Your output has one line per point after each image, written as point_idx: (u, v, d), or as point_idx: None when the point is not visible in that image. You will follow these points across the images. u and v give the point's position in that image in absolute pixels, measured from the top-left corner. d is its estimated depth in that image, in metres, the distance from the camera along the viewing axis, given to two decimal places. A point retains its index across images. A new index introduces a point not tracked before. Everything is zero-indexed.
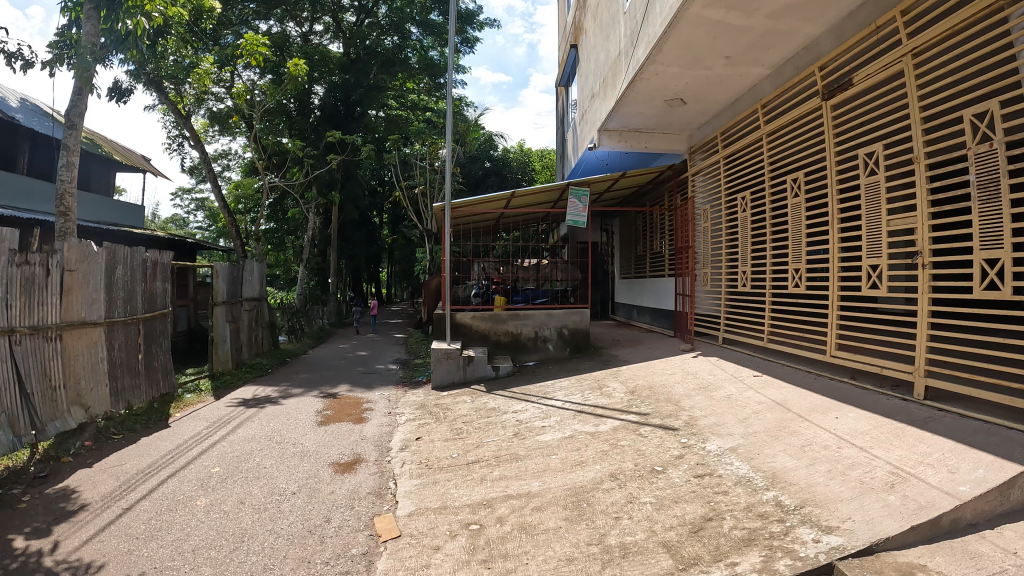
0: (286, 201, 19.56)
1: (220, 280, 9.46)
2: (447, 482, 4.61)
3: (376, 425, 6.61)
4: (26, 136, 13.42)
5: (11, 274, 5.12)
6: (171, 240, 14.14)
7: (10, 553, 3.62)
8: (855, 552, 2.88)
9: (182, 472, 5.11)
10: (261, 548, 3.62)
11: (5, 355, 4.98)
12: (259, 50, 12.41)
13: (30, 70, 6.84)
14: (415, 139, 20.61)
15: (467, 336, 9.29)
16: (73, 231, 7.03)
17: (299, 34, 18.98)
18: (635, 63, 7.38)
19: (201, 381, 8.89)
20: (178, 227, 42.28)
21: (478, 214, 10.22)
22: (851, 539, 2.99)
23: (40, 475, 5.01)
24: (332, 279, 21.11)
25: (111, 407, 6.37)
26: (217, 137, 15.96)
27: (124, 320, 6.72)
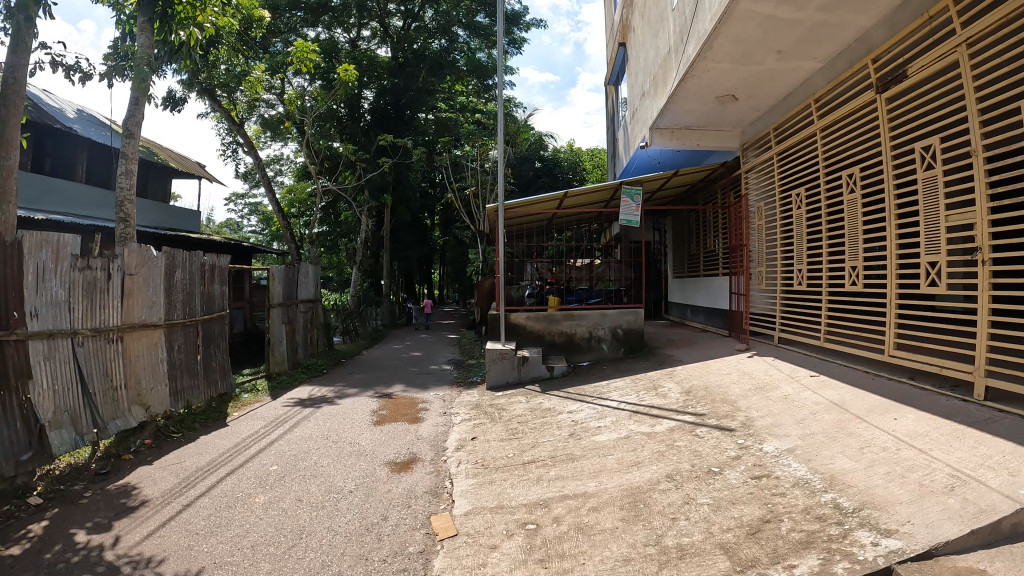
0: (339, 204, 19.83)
1: (276, 282, 9.64)
2: (503, 481, 4.60)
3: (431, 425, 6.62)
4: (85, 147, 13.76)
5: (73, 279, 5.27)
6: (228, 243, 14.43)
7: (73, 547, 3.77)
8: (915, 555, 2.81)
9: (241, 470, 5.20)
10: (319, 544, 3.67)
11: (68, 357, 5.14)
12: (309, 57, 12.56)
13: (88, 81, 7.01)
14: (466, 141, 20.64)
15: (522, 336, 9.28)
16: (133, 236, 7.20)
17: (347, 40, 19.16)
18: (683, 62, 7.31)
19: (257, 382, 9.06)
20: (232, 233, 43.10)
21: (529, 214, 10.20)
22: (911, 542, 2.91)
23: (101, 472, 5.17)
24: (385, 281, 21.30)
25: (170, 407, 6.52)
26: (269, 142, 16.24)
27: (183, 322, 6.87)
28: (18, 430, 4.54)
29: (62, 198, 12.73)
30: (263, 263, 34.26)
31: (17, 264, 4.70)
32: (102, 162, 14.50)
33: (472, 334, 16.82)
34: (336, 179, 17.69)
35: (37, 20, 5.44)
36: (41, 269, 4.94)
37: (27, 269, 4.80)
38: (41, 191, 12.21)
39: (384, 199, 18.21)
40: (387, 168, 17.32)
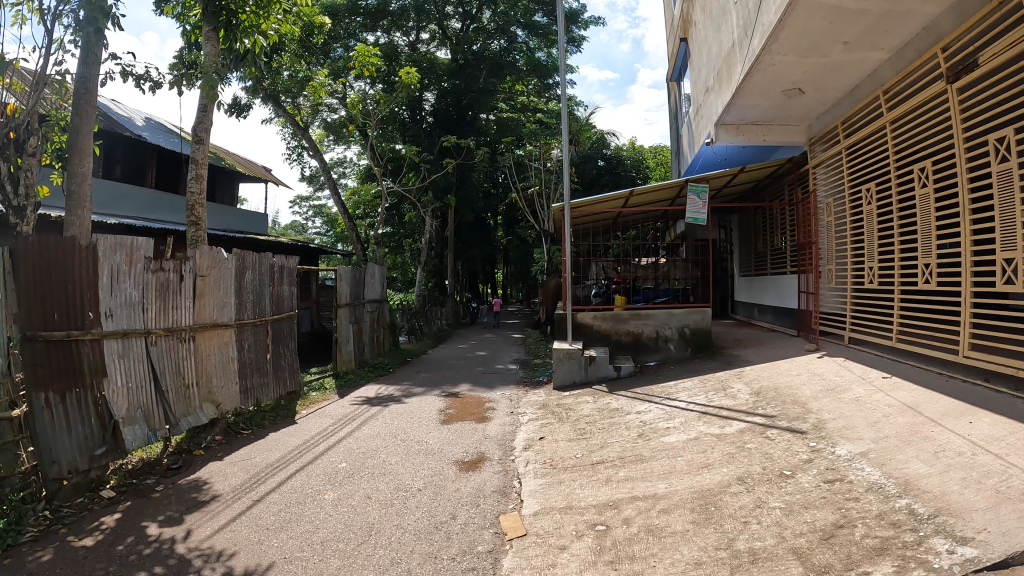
0: (404, 204, 20.04)
1: (344, 283, 9.79)
2: (572, 481, 4.58)
3: (498, 424, 6.62)
4: (154, 154, 14.16)
5: (147, 281, 5.42)
6: (296, 245, 14.65)
7: (147, 540, 3.88)
8: (991, 565, 2.69)
9: (310, 466, 5.28)
10: (388, 542, 3.69)
11: (142, 356, 5.30)
12: (371, 60, 12.69)
13: (158, 90, 7.21)
14: (529, 141, 20.61)
15: (589, 335, 9.24)
16: (204, 239, 7.37)
17: (406, 43, 19.30)
18: (748, 55, 7.15)
19: (326, 380, 9.23)
20: (298, 235, 43.92)
21: (593, 213, 10.15)
22: (987, 551, 2.79)
23: (173, 467, 5.32)
24: (449, 281, 21.46)
25: (241, 404, 6.66)
26: (333, 145, 16.45)
27: (253, 322, 7.02)
28: (92, 426, 4.72)
29: (134, 203, 13.13)
30: (330, 265, 34.84)
31: (91, 266, 4.85)
32: (172, 168, 14.91)
33: (537, 334, 16.77)
34: (399, 181, 17.85)
35: (105, 32, 5.61)
36: (115, 272, 5.08)
37: (102, 271, 4.95)
38: (113, 197, 12.60)
39: (447, 199, 18.33)
40: (450, 169, 17.44)
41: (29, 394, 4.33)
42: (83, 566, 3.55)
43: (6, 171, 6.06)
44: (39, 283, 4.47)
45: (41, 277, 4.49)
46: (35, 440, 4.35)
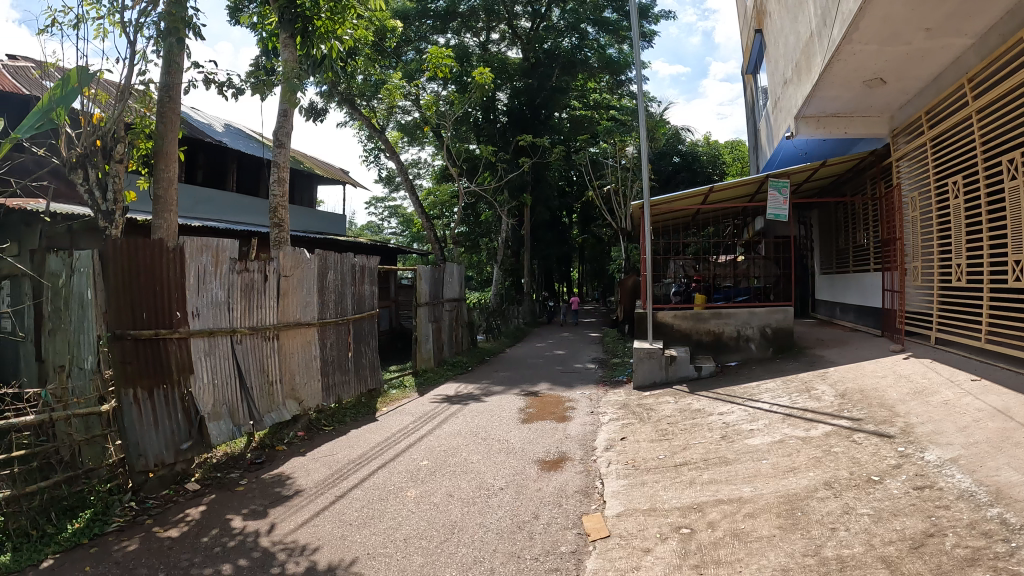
0: (480, 204, 20.17)
1: (423, 282, 9.90)
2: (655, 483, 4.54)
3: (579, 424, 6.61)
4: (234, 159, 14.52)
5: (232, 281, 5.57)
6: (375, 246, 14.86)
7: (232, 532, 4.00)
8: None
9: (392, 463, 5.34)
10: (471, 540, 3.71)
11: (227, 353, 5.47)
12: (444, 61, 12.76)
13: (240, 96, 7.42)
14: (604, 138, 20.46)
15: (669, 334, 9.14)
16: (287, 240, 7.52)
17: (477, 44, 19.32)
18: (828, 46, 6.95)
19: (406, 378, 9.37)
20: (373, 235, 44.58)
21: (671, 210, 10.03)
22: None
23: (257, 461, 5.47)
24: (526, 280, 21.51)
25: (322, 401, 6.81)
26: (409, 147, 16.62)
27: (336, 321, 7.17)
28: (179, 421, 4.89)
29: (218, 207, 13.51)
30: (407, 265, 35.32)
31: (179, 267, 5.02)
32: (253, 172, 15.33)
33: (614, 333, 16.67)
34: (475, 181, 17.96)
35: (186, 41, 5.90)
36: (202, 273, 5.24)
37: (189, 272, 5.12)
38: (198, 201, 13.04)
39: (524, 199, 18.44)
40: (527, 168, 17.50)
41: (119, 389, 4.53)
42: (169, 557, 3.68)
43: (96, 177, 6.33)
44: (129, 283, 4.66)
45: (131, 278, 4.67)
46: (123, 433, 4.54)
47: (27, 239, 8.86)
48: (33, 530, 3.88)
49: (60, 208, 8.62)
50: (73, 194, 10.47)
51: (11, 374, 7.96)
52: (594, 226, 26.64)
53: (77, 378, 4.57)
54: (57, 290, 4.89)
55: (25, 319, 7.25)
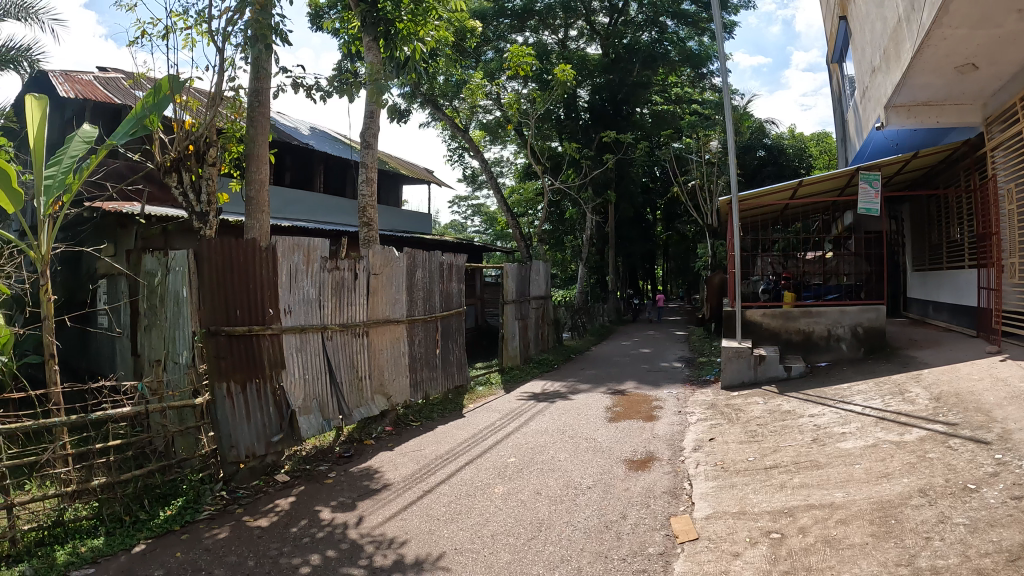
0: (564, 202, 20.18)
1: (510, 280, 9.99)
2: (745, 486, 4.48)
3: (667, 423, 6.58)
4: (321, 160, 14.87)
5: (323, 279, 5.73)
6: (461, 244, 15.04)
7: (321, 524, 4.13)
8: None
9: (479, 460, 5.41)
10: (558, 538, 3.74)
11: (318, 350, 5.64)
12: (525, 60, 12.81)
13: (328, 98, 7.61)
14: (687, 133, 20.18)
15: (758, 333, 8.98)
16: (376, 239, 7.70)
17: (556, 41, 19.24)
18: (917, 31, 6.69)
19: (493, 376, 9.49)
20: (457, 233, 45.02)
21: (757, 206, 9.87)
22: None
23: (345, 454, 5.63)
24: (610, 278, 21.42)
25: (410, 397, 6.96)
26: (492, 145, 16.73)
27: (424, 318, 7.31)
28: (270, 415, 5.07)
29: (307, 207, 13.92)
30: (492, 262, 35.62)
31: (272, 266, 5.19)
32: (340, 173, 15.69)
33: (701, 331, 16.45)
34: (559, 179, 17.98)
35: (273, 47, 5.99)
36: (294, 271, 5.41)
37: (281, 270, 5.28)
38: (288, 201, 13.43)
39: (608, 196, 18.42)
40: (611, 165, 17.42)
41: (212, 383, 4.70)
42: (260, 545, 3.83)
43: (190, 180, 6.65)
44: (223, 280, 4.84)
45: (225, 276, 4.85)
46: (216, 425, 4.73)
47: (126, 240, 9.29)
48: (125, 515, 4.12)
49: (156, 210, 9.00)
50: (167, 197, 10.92)
51: (111, 367, 8.37)
52: (679, 223, 26.25)
53: (173, 371, 4.99)
54: (152, 289, 5.31)
55: (123, 316, 7.61)
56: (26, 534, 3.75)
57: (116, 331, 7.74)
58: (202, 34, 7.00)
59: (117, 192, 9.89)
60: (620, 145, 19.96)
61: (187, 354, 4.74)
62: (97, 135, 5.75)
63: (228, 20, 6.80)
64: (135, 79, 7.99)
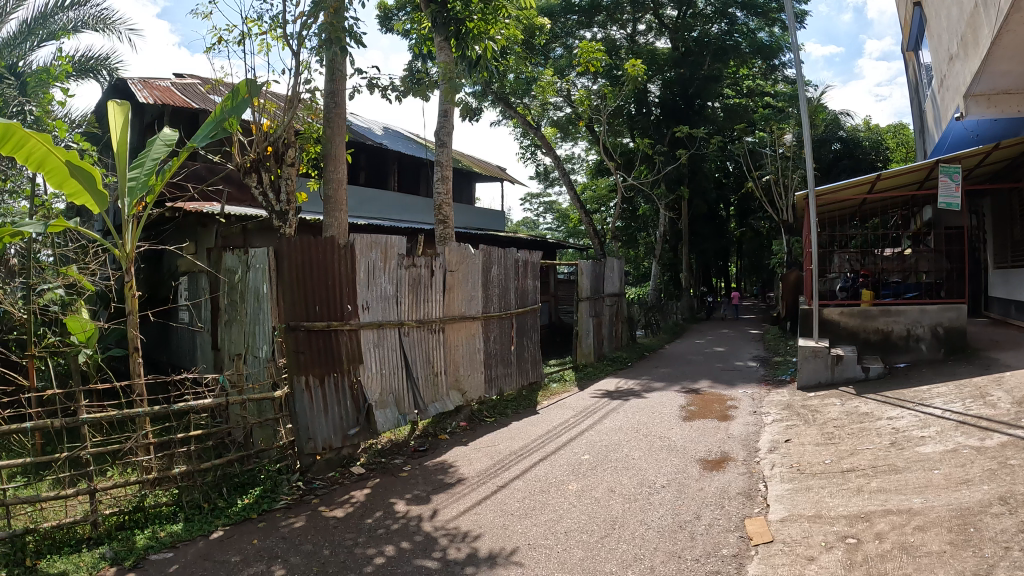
0: (636, 198, 20.05)
1: (585, 277, 10.03)
2: (821, 489, 4.43)
3: (742, 423, 6.53)
4: (395, 159, 15.13)
5: (401, 276, 5.87)
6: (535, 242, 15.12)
7: (396, 515, 4.25)
8: None
9: (554, 456, 5.47)
10: (632, 536, 3.78)
11: (395, 345, 5.79)
12: (595, 55, 12.77)
13: (403, 98, 7.78)
14: (760, 126, 19.82)
15: (835, 332, 8.82)
16: (451, 236, 7.83)
17: (624, 36, 19.08)
18: (996, 15, 6.45)
19: (567, 373, 9.56)
20: (529, 230, 45.14)
21: (834, 202, 9.66)
22: None
23: (420, 449, 5.76)
24: (684, 275, 21.23)
25: (484, 393, 7.07)
26: (564, 142, 16.74)
27: (499, 314, 7.42)
28: (347, 408, 5.22)
29: (384, 206, 14.20)
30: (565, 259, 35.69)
31: (350, 263, 5.33)
32: (414, 172, 15.94)
33: (777, 329, 16.18)
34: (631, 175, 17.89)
35: (347, 49, 6.15)
36: (372, 267, 5.55)
37: (360, 267, 5.43)
38: (364, 200, 13.73)
39: (682, 192, 18.33)
40: (684, 160, 17.25)
41: (291, 377, 4.89)
42: (337, 534, 3.97)
43: (270, 180, 6.86)
44: (303, 277, 5.01)
45: (305, 272, 5.02)
46: (294, 418, 4.91)
47: (206, 238, 9.62)
48: (205, 503, 4.33)
49: (235, 210, 9.30)
50: (246, 196, 11.27)
51: (192, 361, 8.69)
52: (753, 218, 25.78)
53: (254, 365, 5.18)
54: (233, 285, 5.53)
55: (204, 311, 7.90)
56: (108, 518, 3.98)
57: (197, 326, 8.04)
58: (277, 39, 7.25)
59: (199, 193, 10.28)
60: (693, 140, 19.71)
61: (268, 348, 4.93)
62: (178, 138, 5.93)
63: (302, 24, 7.03)
64: (214, 83, 8.33)
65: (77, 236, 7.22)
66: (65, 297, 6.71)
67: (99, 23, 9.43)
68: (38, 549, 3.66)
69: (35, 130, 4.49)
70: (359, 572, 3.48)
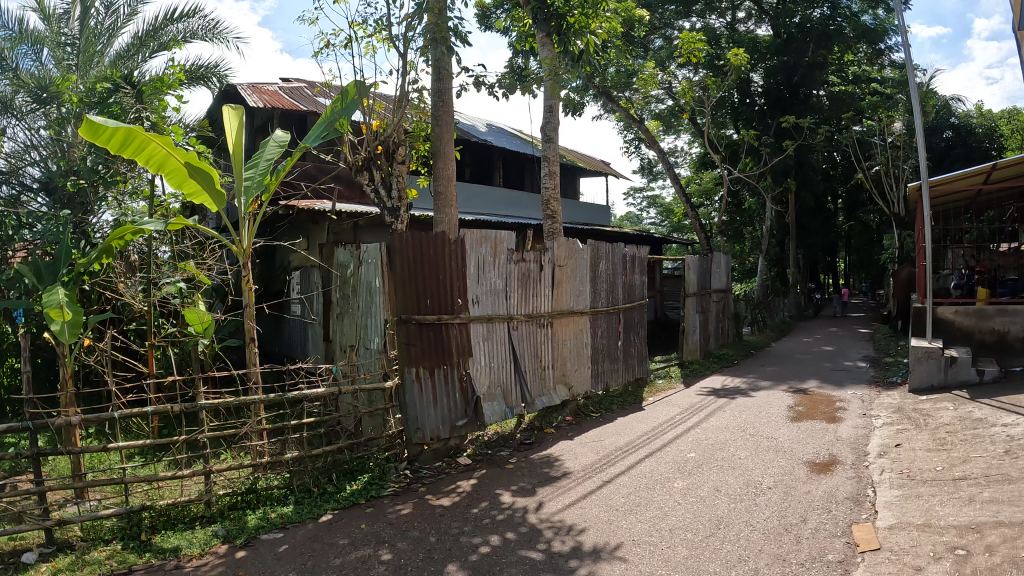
0: (742, 191, 19.66)
1: (691, 272, 9.97)
2: (931, 497, 4.30)
3: (851, 426, 6.38)
4: (500, 155, 15.33)
5: (510, 271, 6.00)
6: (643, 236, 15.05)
7: (503, 506, 4.39)
8: None
9: (659, 454, 5.49)
10: (736, 537, 3.79)
11: (504, 339, 5.93)
12: (696, 46, 12.59)
13: (509, 95, 7.91)
14: (869, 113, 19.08)
15: (949, 333, 8.46)
16: (559, 232, 7.92)
17: (724, 24, 18.58)
18: None
19: (673, 370, 9.53)
20: (632, 226, 44.77)
21: (950, 192, 9.24)
22: None
23: (525, 442, 5.89)
24: (792, 270, 20.68)
25: (591, 388, 7.15)
26: (668, 135, 16.58)
27: (607, 309, 7.47)
28: (455, 400, 5.40)
29: (489, 202, 14.41)
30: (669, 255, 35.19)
31: (460, 258, 5.49)
32: (518, 168, 16.13)
33: (889, 327, 15.57)
34: (736, 169, 17.55)
35: (453, 48, 6.31)
36: (481, 262, 5.70)
37: (470, 262, 5.58)
38: (470, 197, 13.99)
39: (788, 184, 17.90)
40: (790, 151, 16.82)
41: (401, 367, 5.11)
42: (443, 523, 4.14)
43: (381, 178, 7.12)
44: (414, 271, 5.20)
45: (416, 267, 5.21)
46: (403, 408, 5.12)
47: (319, 235, 10.06)
48: (314, 487, 4.59)
49: (348, 207, 9.67)
50: (355, 194, 11.69)
51: (304, 352, 9.10)
52: (863, 211, 24.85)
53: (366, 356, 5.41)
54: (345, 279, 5.79)
55: (316, 304, 8.26)
56: (222, 498, 4.30)
57: (309, 318, 8.41)
58: (383, 41, 7.54)
59: (312, 192, 10.74)
60: (800, 130, 19.13)
61: (379, 340, 5.13)
62: (291, 140, 6.18)
63: (408, 26, 7.29)
64: (324, 87, 8.73)
65: (195, 234, 7.65)
66: (184, 290, 7.16)
67: (208, 33, 9.86)
68: (153, 524, 4.03)
69: (155, 134, 4.84)
70: (464, 560, 3.63)
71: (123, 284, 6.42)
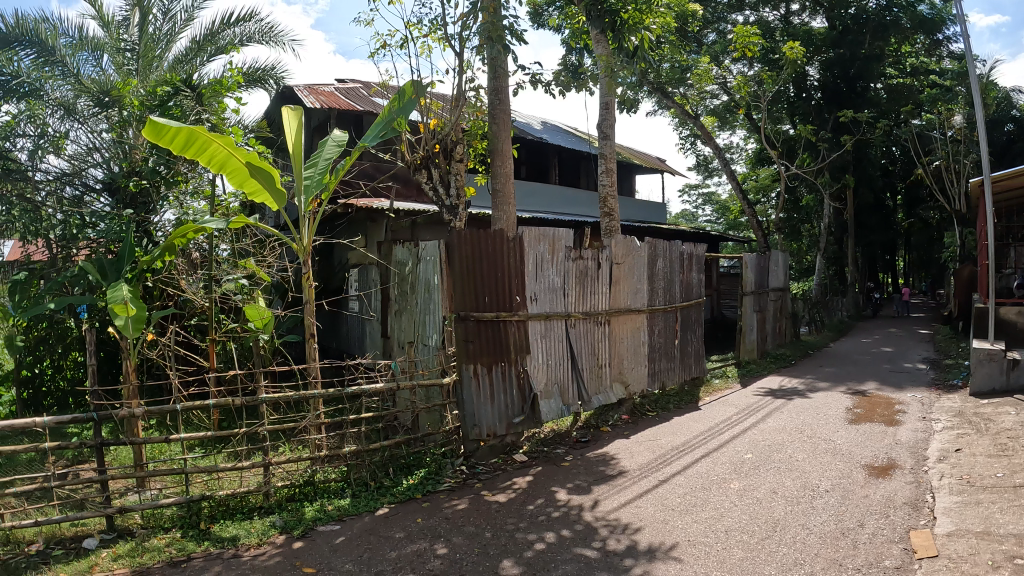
0: (799, 186, 19.33)
1: (749, 270, 9.89)
2: (993, 503, 4.21)
3: (911, 429, 6.26)
4: (557, 153, 15.35)
5: (568, 268, 6.04)
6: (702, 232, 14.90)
7: (558, 504, 4.44)
8: None
9: (716, 454, 5.48)
10: (792, 540, 3.78)
11: (562, 336, 5.98)
12: (751, 40, 12.41)
13: (565, 92, 7.95)
14: (930, 105, 18.58)
15: (1014, 334, 8.22)
16: (616, 230, 7.94)
17: (778, 17, 18.29)
18: None
19: (729, 370, 9.45)
20: (688, 223, 44.38)
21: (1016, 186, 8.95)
22: None
23: (581, 440, 5.92)
24: (851, 267, 20.28)
25: (648, 387, 7.14)
26: (725, 131, 16.39)
27: (664, 308, 7.45)
28: (513, 397, 5.46)
29: (546, 199, 14.43)
30: (725, 252, 34.72)
31: (519, 255, 5.54)
32: (574, 165, 16.15)
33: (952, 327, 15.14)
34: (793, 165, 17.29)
35: (508, 47, 6.37)
36: (540, 260, 5.74)
37: (528, 260, 5.63)
38: (527, 195, 14.03)
39: (847, 180, 17.55)
40: (849, 146, 16.48)
41: (460, 364, 5.20)
42: (499, 520, 4.21)
43: (440, 177, 7.23)
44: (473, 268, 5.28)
45: (476, 264, 5.28)
46: (461, 404, 5.21)
47: (377, 233, 10.24)
48: (371, 481, 4.72)
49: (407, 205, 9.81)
50: (412, 192, 11.84)
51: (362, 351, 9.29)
52: (925, 207, 24.21)
53: (425, 352, 5.51)
54: (404, 277, 5.90)
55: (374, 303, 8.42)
56: (280, 489, 4.46)
57: (367, 316, 8.57)
58: (438, 41, 7.64)
59: (370, 191, 10.92)
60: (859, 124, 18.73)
61: (437, 337, 5.38)
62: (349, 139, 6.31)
63: (463, 26, 7.38)
64: (380, 88, 8.85)
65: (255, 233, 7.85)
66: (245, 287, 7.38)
67: (264, 36, 10.09)
68: (213, 514, 4.21)
69: (216, 134, 4.99)
70: (519, 556, 3.69)
71: (185, 281, 6.65)
